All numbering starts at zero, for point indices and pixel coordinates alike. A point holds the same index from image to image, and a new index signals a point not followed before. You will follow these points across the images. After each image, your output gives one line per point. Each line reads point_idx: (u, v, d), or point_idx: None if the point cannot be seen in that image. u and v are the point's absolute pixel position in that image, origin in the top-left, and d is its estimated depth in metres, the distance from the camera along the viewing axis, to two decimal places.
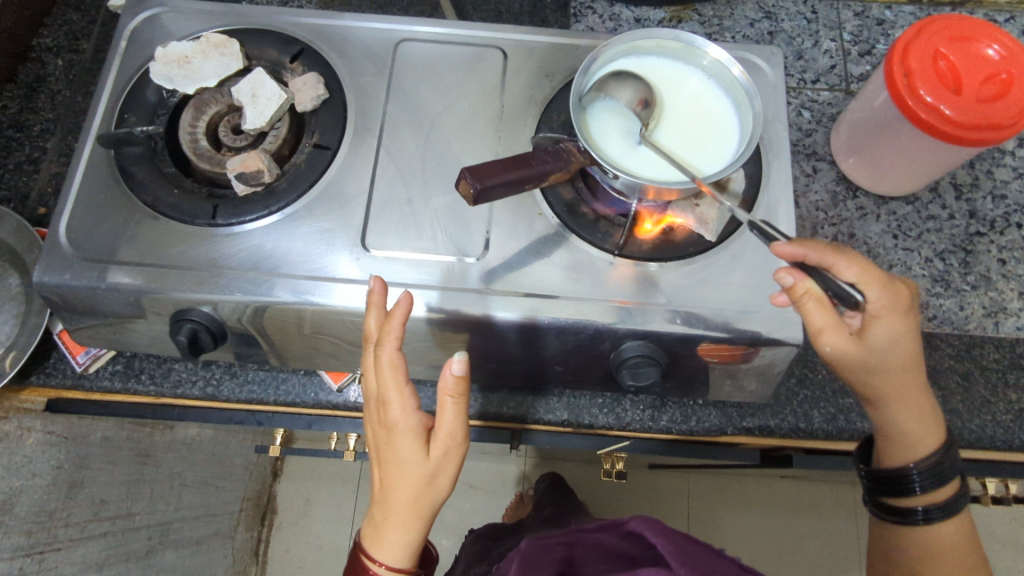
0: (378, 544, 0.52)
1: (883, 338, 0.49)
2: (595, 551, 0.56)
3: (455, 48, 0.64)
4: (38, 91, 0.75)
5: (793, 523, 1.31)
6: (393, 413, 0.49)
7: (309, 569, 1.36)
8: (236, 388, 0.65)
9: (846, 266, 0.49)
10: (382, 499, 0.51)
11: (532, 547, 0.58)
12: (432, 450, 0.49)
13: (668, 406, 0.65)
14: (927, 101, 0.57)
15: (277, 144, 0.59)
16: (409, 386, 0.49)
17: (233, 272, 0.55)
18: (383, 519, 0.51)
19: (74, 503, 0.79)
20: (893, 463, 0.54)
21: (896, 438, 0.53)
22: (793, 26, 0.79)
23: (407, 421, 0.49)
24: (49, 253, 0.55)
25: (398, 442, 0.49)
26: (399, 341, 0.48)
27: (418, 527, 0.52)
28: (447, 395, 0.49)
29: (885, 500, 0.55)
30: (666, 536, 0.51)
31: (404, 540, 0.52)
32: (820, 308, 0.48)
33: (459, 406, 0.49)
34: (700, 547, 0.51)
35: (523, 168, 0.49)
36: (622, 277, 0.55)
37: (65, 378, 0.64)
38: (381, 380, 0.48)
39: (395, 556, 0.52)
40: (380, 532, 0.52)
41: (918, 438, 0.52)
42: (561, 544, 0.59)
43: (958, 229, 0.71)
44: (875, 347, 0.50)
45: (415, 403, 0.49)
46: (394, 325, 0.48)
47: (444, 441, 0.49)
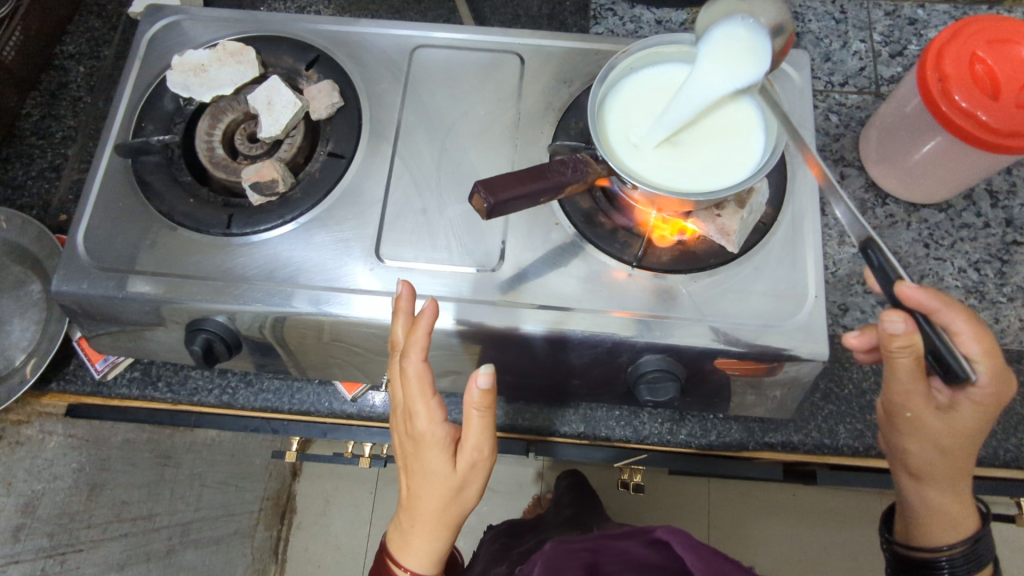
0: (404, 550, 0.52)
1: (970, 423, 0.47)
2: (620, 559, 0.54)
3: (471, 54, 0.63)
4: (60, 99, 0.76)
5: (818, 532, 1.28)
6: (420, 424, 0.48)
7: (327, 569, 1.37)
8: (251, 396, 0.65)
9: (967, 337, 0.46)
10: (409, 507, 0.51)
11: (554, 552, 0.55)
12: (458, 462, 0.49)
13: (688, 419, 0.63)
14: (963, 107, 0.55)
15: (292, 152, 0.59)
16: (435, 398, 0.48)
17: (249, 282, 0.54)
18: (410, 527, 0.51)
19: (96, 505, 0.80)
20: (931, 541, 0.53)
21: (936, 516, 0.52)
22: (820, 26, 0.77)
23: (434, 433, 0.48)
24: (67, 262, 0.56)
25: (425, 453, 0.49)
26: (425, 353, 0.47)
27: (444, 536, 0.51)
28: (472, 408, 0.47)
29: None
30: (694, 549, 0.48)
31: (431, 548, 0.52)
32: (911, 367, 0.45)
33: (486, 420, 0.48)
34: (729, 563, 0.48)
35: (538, 180, 0.47)
36: (641, 289, 0.54)
37: (84, 385, 0.64)
38: (407, 391, 0.48)
39: (421, 564, 0.52)
40: (407, 538, 0.52)
41: (956, 521, 0.52)
42: (587, 549, 0.57)
43: (994, 238, 0.68)
44: (959, 425, 0.48)
45: (442, 414, 0.48)
46: (419, 336, 0.47)
47: (471, 454, 0.49)
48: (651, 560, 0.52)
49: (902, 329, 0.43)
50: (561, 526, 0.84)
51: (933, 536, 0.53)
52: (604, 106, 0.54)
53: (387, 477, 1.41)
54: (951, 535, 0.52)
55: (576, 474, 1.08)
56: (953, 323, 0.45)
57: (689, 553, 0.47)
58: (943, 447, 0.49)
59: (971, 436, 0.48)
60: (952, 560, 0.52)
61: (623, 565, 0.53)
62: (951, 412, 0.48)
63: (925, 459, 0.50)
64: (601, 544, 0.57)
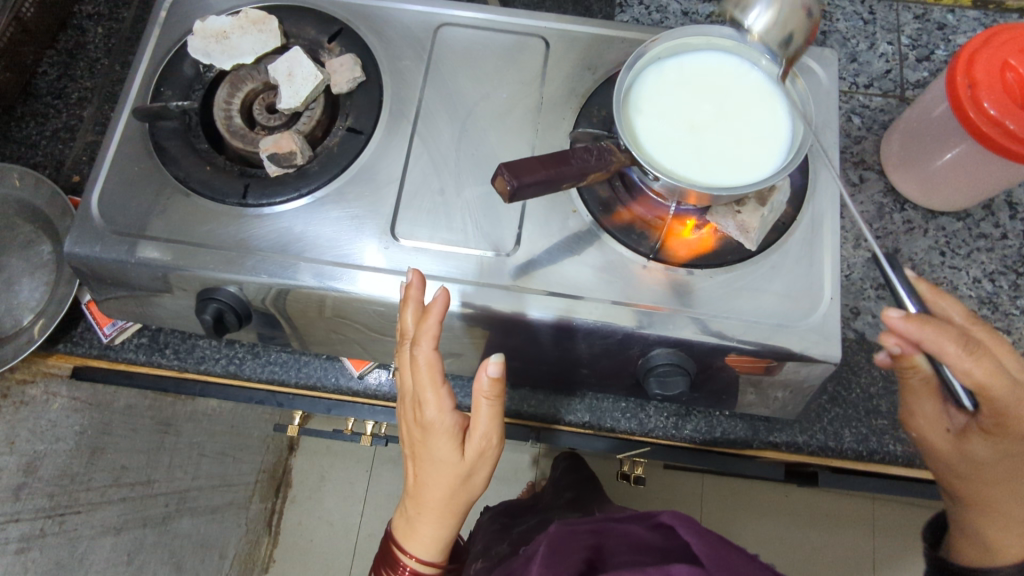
0: (410, 537, 0.54)
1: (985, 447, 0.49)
2: (623, 541, 0.54)
3: (496, 35, 0.62)
4: (77, 59, 0.75)
5: (809, 532, 1.29)
6: (429, 412, 0.48)
7: (319, 543, 1.38)
8: (257, 367, 0.65)
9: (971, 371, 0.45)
10: (416, 494, 0.52)
11: (559, 533, 0.55)
12: (467, 451, 0.49)
13: (693, 414, 0.63)
14: (990, 114, 0.54)
15: (311, 125, 0.58)
16: (445, 386, 0.48)
17: (261, 253, 0.54)
18: (416, 515, 0.53)
19: (96, 468, 0.79)
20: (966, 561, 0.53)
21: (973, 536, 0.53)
22: (849, 26, 0.76)
23: (444, 421, 0.48)
24: (81, 225, 0.55)
25: (433, 441, 0.49)
26: (436, 340, 0.47)
27: (449, 524, 0.53)
28: (481, 397, 0.48)
29: None
30: (700, 534, 0.48)
31: (436, 535, 0.53)
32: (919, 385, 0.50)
33: (495, 408, 0.48)
34: (734, 548, 0.48)
35: (560, 166, 0.47)
36: (655, 282, 0.54)
37: (91, 348, 0.64)
38: (418, 378, 0.48)
39: (426, 550, 0.54)
40: (413, 526, 0.53)
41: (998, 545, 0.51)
42: (589, 532, 0.57)
43: (1011, 249, 0.67)
44: (975, 453, 0.50)
45: (451, 403, 0.49)
46: (431, 322, 0.47)
47: (480, 443, 0.49)
48: (654, 543, 0.52)
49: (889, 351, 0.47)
50: (559, 513, 0.85)
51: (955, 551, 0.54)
52: (630, 95, 0.53)
53: (383, 456, 1.42)
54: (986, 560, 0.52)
55: (573, 459, 1.09)
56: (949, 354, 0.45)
57: (694, 537, 0.47)
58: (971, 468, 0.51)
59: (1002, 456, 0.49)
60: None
61: (626, 547, 0.53)
62: (964, 437, 0.50)
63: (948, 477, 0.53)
64: (603, 527, 0.57)
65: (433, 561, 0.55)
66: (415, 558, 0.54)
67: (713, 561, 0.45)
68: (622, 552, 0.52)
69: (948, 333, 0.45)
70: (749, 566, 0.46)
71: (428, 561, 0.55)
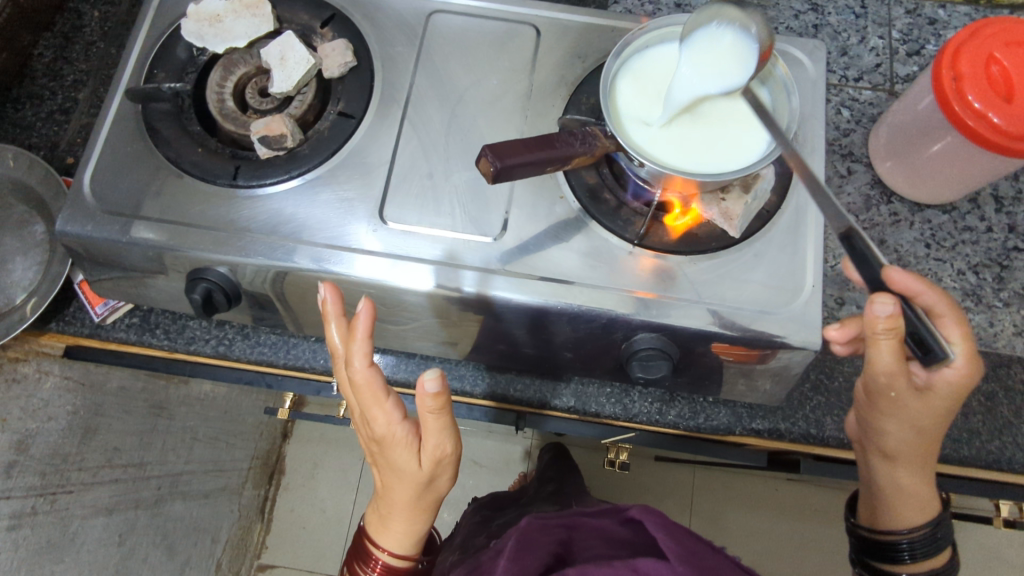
0: (383, 533, 0.58)
1: (941, 404, 0.50)
2: (595, 536, 0.55)
3: (488, 23, 0.63)
4: (73, 42, 0.75)
5: (797, 526, 1.30)
6: (379, 427, 0.50)
7: (311, 530, 1.40)
8: (247, 348, 0.65)
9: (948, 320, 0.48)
10: (385, 495, 0.56)
11: (528, 527, 0.56)
12: (423, 459, 0.52)
13: (678, 400, 0.64)
14: (975, 108, 0.55)
15: (303, 109, 0.59)
16: (389, 400, 0.49)
17: (253, 235, 0.55)
18: (388, 515, 0.57)
19: (89, 448, 0.80)
20: (895, 524, 0.56)
21: (904, 498, 0.55)
22: (840, 20, 0.76)
23: (396, 432, 0.50)
24: (73, 204, 0.56)
25: (391, 451, 0.52)
26: (368, 358, 0.48)
27: (420, 520, 0.57)
28: (426, 411, 0.48)
29: (873, 559, 0.58)
30: (669, 534, 0.48)
31: (408, 531, 0.57)
32: (893, 348, 0.46)
33: (442, 419, 0.50)
34: (700, 543, 0.49)
35: (547, 149, 0.47)
36: (640, 268, 0.54)
37: (83, 327, 0.65)
38: (360, 397, 0.49)
39: (398, 544, 0.58)
40: (385, 523, 0.57)
41: (924, 501, 0.55)
42: (562, 526, 0.57)
43: (996, 242, 0.68)
44: (932, 407, 0.50)
45: (400, 414, 0.50)
46: (358, 344, 0.47)
47: (434, 452, 0.51)
48: (625, 539, 0.54)
49: (890, 312, 0.44)
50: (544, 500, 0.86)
51: (897, 516, 0.56)
52: (617, 84, 0.54)
53: None
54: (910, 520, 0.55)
55: (561, 449, 1.10)
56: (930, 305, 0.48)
57: (663, 534, 0.48)
58: (924, 426, 0.51)
59: (943, 414, 0.51)
60: (912, 543, 0.55)
61: (597, 541, 0.54)
62: (926, 393, 0.50)
63: (900, 441, 0.53)
64: (573, 521, 0.58)
65: (406, 554, 0.59)
66: (388, 551, 0.59)
67: (679, 557, 0.46)
68: (593, 546, 0.54)
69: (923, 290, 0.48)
70: (716, 562, 0.47)
71: (401, 553, 0.59)
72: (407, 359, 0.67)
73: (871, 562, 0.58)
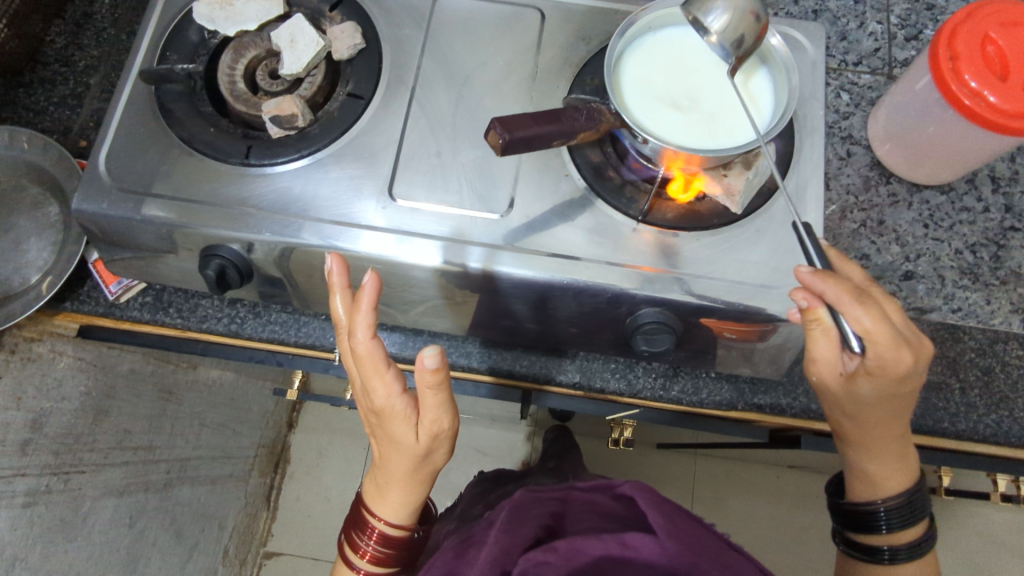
0: (380, 501, 0.59)
1: (867, 390, 0.52)
2: (586, 510, 0.56)
3: (493, 6, 0.64)
4: (84, 28, 0.76)
5: (797, 513, 1.33)
6: (378, 399, 0.52)
7: (316, 518, 1.41)
8: (258, 327, 0.66)
9: (859, 318, 0.48)
10: (382, 466, 0.57)
11: (521, 500, 0.58)
12: (420, 432, 0.53)
13: (681, 376, 0.65)
14: (972, 86, 0.56)
15: (313, 91, 0.60)
16: (390, 372, 0.51)
17: (263, 212, 0.56)
18: (385, 485, 0.58)
19: (100, 429, 0.81)
20: (860, 498, 0.58)
21: (860, 474, 0.58)
22: (839, 5, 0.77)
23: (394, 404, 0.52)
24: (88, 182, 0.57)
25: (389, 422, 0.53)
26: (371, 330, 0.49)
27: (416, 491, 0.58)
28: (425, 387, 0.50)
29: (853, 535, 0.60)
30: (657, 505, 0.49)
31: (403, 501, 0.58)
32: (828, 336, 0.50)
33: (440, 395, 0.51)
34: (690, 521, 0.50)
35: (552, 123, 0.49)
36: (643, 243, 0.56)
37: (97, 306, 0.66)
38: (362, 367, 0.50)
39: (394, 513, 0.59)
40: (382, 493, 0.58)
41: (882, 478, 0.57)
42: (555, 499, 0.59)
43: (992, 222, 0.69)
44: (859, 394, 0.52)
45: (400, 386, 0.52)
46: (362, 315, 0.48)
47: (431, 426, 0.53)
48: (617, 513, 0.54)
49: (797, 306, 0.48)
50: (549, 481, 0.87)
51: (857, 492, 0.59)
52: (621, 63, 0.55)
53: None
54: (873, 493, 0.57)
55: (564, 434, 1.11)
56: (850, 310, 0.47)
57: (652, 507, 0.49)
58: (858, 412, 0.54)
59: (877, 401, 0.52)
60: (889, 512, 0.56)
61: (589, 514, 0.55)
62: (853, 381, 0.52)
63: (844, 423, 0.56)
64: (567, 494, 0.59)
65: (403, 524, 0.60)
66: (384, 521, 0.59)
67: (666, 530, 0.47)
68: (584, 519, 0.54)
69: (846, 289, 0.47)
70: (705, 536, 0.49)
71: (397, 524, 0.60)
72: (414, 336, 0.68)
73: (851, 535, 0.60)
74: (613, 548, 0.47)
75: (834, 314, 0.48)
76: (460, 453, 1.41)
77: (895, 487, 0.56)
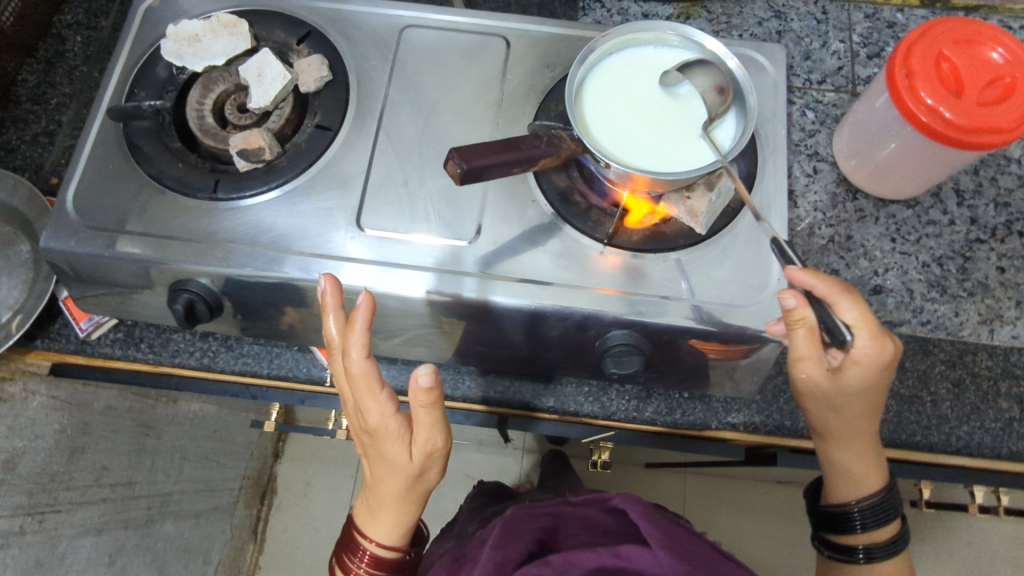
0: (372, 522, 0.59)
1: (852, 384, 0.52)
2: (581, 526, 0.55)
3: (458, 36, 0.65)
4: (56, 66, 0.77)
5: (788, 530, 1.32)
6: (372, 418, 0.51)
7: (304, 549, 1.39)
8: (231, 360, 0.66)
9: (847, 308, 0.50)
10: (374, 487, 0.56)
11: (513, 516, 0.57)
12: (414, 452, 0.53)
13: (654, 396, 0.65)
14: (928, 103, 0.57)
15: (280, 123, 0.61)
16: (384, 392, 0.51)
17: (232, 245, 0.56)
18: (377, 505, 0.57)
19: (76, 467, 0.80)
20: (839, 498, 0.59)
21: (842, 474, 0.58)
22: (802, 26, 0.79)
23: (388, 424, 0.51)
24: (55, 220, 0.57)
25: (383, 443, 0.53)
26: (365, 350, 0.49)
27: (410, 512, 0.58)
28: (419, 406, 0.50)
29: (829, 536, 0.61)
30: (647, 516, 0.49)
31: (396, 522, 0.58)
32: (809, 336, 0.49)
33: (433, 414, 0.51)
34: (685, 534, 0.51)
35: (512, 151, 0.49)
36: (610, 266, 0.56)
37: (68, 344, 0.66)
38: (355, 388, 0.50)
39: (385, 535, 0.59)
40: (374, 514, 0.58)
41: (862, 477, 0.57)
42: (548, 515, 0.58)
43: (958, 235, 0.70)
44: (844, 387, 0.52)
45: (394, 407, 0.51)
46: (357, 335, 0.48)
47: (425, 445, 0.52)
48: (608, 526, 0.55)
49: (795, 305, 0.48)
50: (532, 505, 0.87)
51: (836, 492, 0.59)
52: (583, 88, 0.56)
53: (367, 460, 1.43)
54: (853, 491, 0.58)
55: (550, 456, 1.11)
56: (838, 303, 0.50)
57: (642, 518, 0.49)
58: (839, 406, 0.54)
59: (859, 394, 0.53)
60: (862, 511, 0.57)
61: (583, 531, 0.55)
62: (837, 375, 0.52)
63: (824, 418, 0.55)
64: (559, 509, 0.58)
65: (394, 545, 0.60)
66: (375, 542, 0.59)
67: (660, 543, 0.47)
68: (579, 536, 0.54)
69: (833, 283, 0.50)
70: (695, 546, 0.50)
71: (389, 544, 0.60)
72: (388, 364, 0.68)
73: (827, 536, 0.61)
74: (606, 560, 0.47)
75: (827, 310, 0.50)
76: (448, 478, 1.39)
77: (874, 484, 0.57)
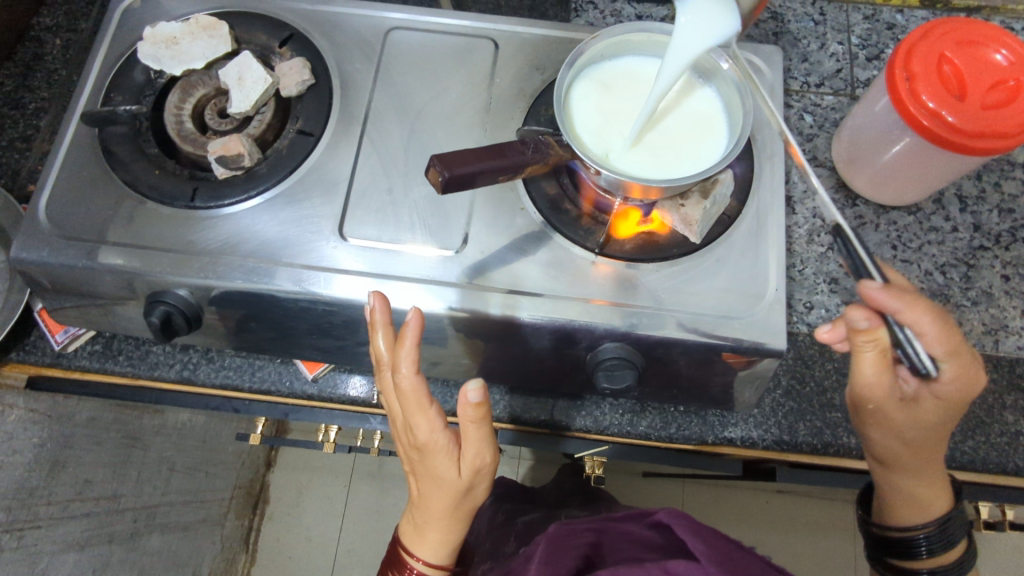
0: (419, 541, 0.55)
1: (932, 417, 0.51)
2: (626, 542, 0.53)
3: (445, 38, 0.63)
4: (34, 70, 0.75)
5: (787, 539, 1.30)
6: (422, 433, 0.49)
7: (297, 560, 1.37)
8: (212, 372, 0.64)
9: (935, 339, 0.48)
10: (420, 505, 0.53)
11: (556, 530, 0.53)
12: (463, 467, 0.51)
13: (649, 410, 0.63)
14: (930, 107, 0.55)
15: (261, 129, 0.59)
16: (434, 407, 0.49)
17: (210, 255, 0.54)
18: (423, 524, 0.54)
19: (57, 482, 0.78)
20: (905, 522, 0.56)
21: (909, 498, 0.55)
22: (800, 27, 0.77)
23: (438, 439, 0.49)
24: (27, 229, 0.55)
25: (432, 459, 0.50)
26: (417, 364, 0.47)
27: (457, 530, 0.55)
28: (469, 421, 0.48)
29: (892, 558, 0.58)
30: (693, 530, 0.46)
31: (444, 541, 0.55)
32: (875, 361, 0.48)
33: (483, 429, 0.49)
34: (729, 543, 0.47)
35: (497, 157, 0.47)
36: (601, 276, 0.54)
37: (44, 356, 0.64)
38: (405, 403, 0.48)
39: (434, 554, 0.55)
40: (422, 533, 0.55)
41: (932, 497, 0.55)
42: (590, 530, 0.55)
43: (962, 242, 0.68)
44: (921, 419, 0.51)
45: (442, 421, 0.49)
46: (407, 350, 0.47)
47: (475, 460, 0.50)
48: (653, 540, 0.52)
49: (866, 323, 0.46)
50: None
51: (903, 514, 0.56)
52: (572, 94, 0.54)
53: (360, 469, 1.41)
54: (920, 515, 0.55)
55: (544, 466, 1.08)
56: (919, 323, 0.47)
57: (688, 534, 0.46)
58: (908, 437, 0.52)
59: (931, 427, 0.52)
60: (930, 537, 0.55)
61: (630, 546, 0.52)
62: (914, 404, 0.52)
63: (888, 447, 0.54)
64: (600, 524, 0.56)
65: (441, 565, 0.56)
66: (423, 561, 0.55)
67: (709, 557, 0.44)
68: (625, 552, 0.51)
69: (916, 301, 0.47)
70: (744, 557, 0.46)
71: (436, 564, 0.56)
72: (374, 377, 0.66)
73: (888, 559, 0.58)
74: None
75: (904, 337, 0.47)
76: None
77: (941, 504, 0.55)
